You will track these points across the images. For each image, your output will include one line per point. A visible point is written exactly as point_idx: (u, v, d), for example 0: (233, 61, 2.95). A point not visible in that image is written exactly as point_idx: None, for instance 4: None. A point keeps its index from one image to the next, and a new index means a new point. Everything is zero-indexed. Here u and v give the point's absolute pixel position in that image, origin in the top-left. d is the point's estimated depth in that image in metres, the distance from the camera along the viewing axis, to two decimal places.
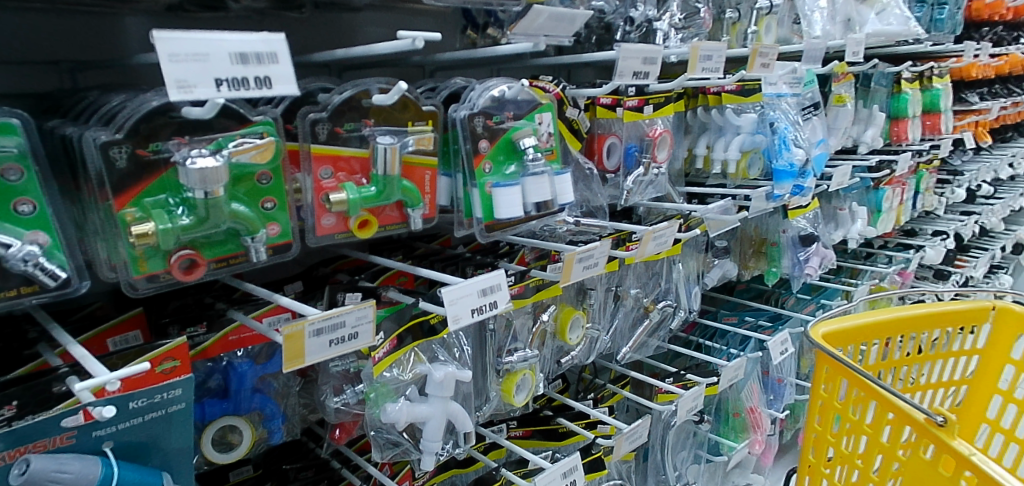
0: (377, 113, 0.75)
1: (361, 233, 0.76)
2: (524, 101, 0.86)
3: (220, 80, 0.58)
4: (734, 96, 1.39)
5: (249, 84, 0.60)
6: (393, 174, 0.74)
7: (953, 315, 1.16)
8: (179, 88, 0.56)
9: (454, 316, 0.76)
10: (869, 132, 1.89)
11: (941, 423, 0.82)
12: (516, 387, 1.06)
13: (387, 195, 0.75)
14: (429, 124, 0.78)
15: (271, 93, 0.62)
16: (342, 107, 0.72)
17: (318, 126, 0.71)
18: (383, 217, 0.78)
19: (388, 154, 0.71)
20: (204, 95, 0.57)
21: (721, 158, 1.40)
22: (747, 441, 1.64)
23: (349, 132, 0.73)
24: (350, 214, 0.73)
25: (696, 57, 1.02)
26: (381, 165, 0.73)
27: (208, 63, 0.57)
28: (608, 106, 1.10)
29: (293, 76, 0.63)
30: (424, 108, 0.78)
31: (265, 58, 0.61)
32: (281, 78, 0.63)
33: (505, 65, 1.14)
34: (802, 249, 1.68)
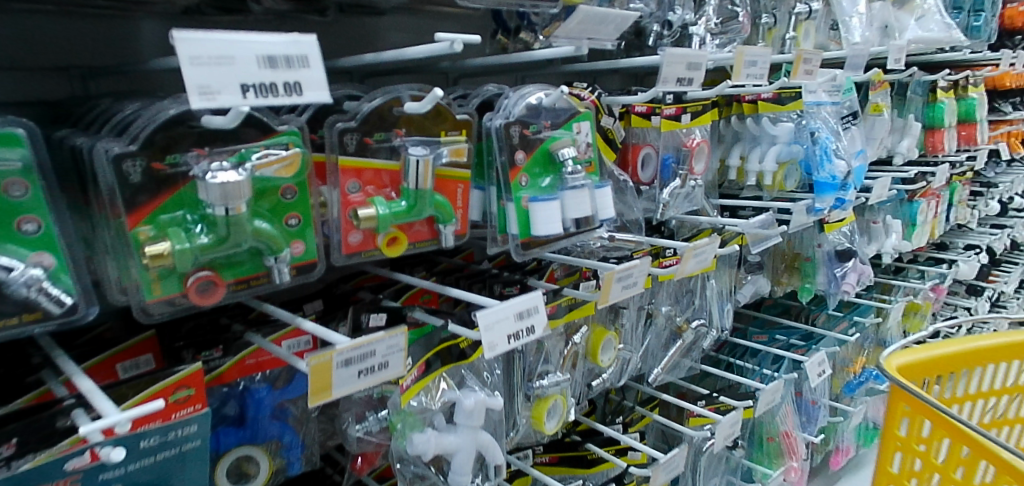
0: (409, 123, 0.69)
1: (390, 252, 0.70)
2: (562, 108, 0.80)
3: (247, 86, 0.53)
4: (771, 104, 1.34)
5: (277, 90, 0.55)
6: (426, 188, 0.68)
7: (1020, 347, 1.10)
8: (202, 94, 0.50)
9: (491, 343, 0.70)
10: (904, 142, 1.81)
11: None
12: (547, 413, 0.99)
13: (420, 210, 0.69)
14: (463, 134, 0.73)
15: (301, 99, 0.57)
16: (372, 116, 0.66)
17: (346, 137, 0.65)
18: (413, 234, 0.72)
19: (421, 167, 0.66)
20: (229, 103, 0.52)
21: (756, 170, 1.34)
22: (782, 467, 1.57)
23: (380, 143, 0.68)
24: (379, 231, 0.68)
25: (741, 63, 0.95)
26: (414, 178, 0.67)
27: (233, 67, 0.52)
28: (643, 114, 1.03)
29: (325, 81, 0.58)
30: (458, 116, 0.72)
31: (295, 62, 0.56)
32: (311, 83, 0.57)
33: (533, 71, 1.08)
34: (839, 265, 1.61)
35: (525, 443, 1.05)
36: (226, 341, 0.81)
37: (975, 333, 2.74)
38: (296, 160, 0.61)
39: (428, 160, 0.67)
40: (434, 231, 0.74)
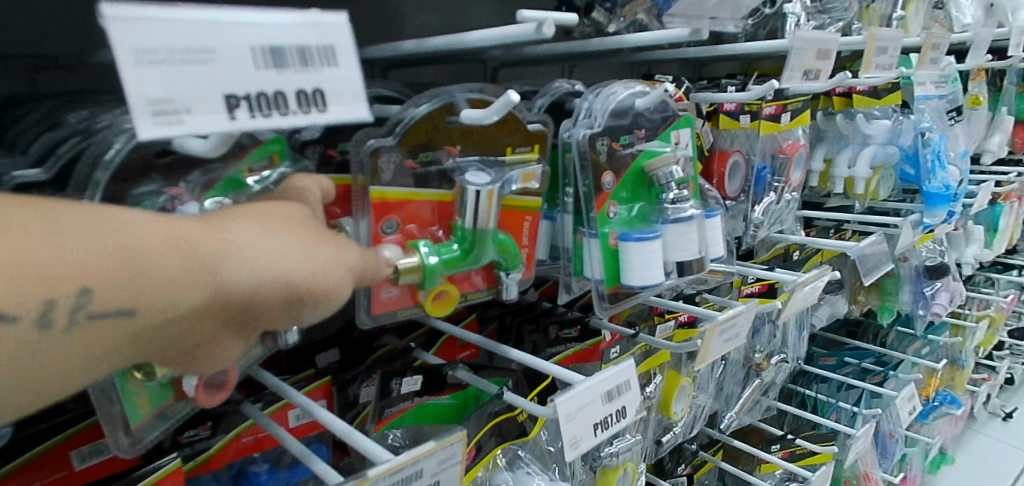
0: (467, 135, 0.51)
1: (435, 311, 0.51)
2: (658, 110, 0.60)
3: (235, 98, 0.32)
4: (867, 98, 1.12)
5: (288, 102, 0.34)
6: (490, 228, 0.49)
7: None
8: (156, 115, 0.29)
9: (573, 438, 0.52)
10: (995, 138, 1.57)
11: None
12: (617, 484, 0.80)
13: (480, 258, 0.50)
14: (534, 151, 0.54)
15: (323, 117, 0.35)
16: (416, 127, 0.48)
17: (382, 158, 0.47)
18: (465, 284, 0.53)
19: (484, 201, 0.48)
20: (204, 127, 0.31)
21: (845, 176, 1.13)
22: None
23: (427, 165, 0.49)
24: (422, 287, 0.48)
25: (873, 50, 0.75)
26: (474, 215, 0.48)
27: (211, 67, 0.31)
28: (733, 112, 0.83)
29: (361, 87, 0.37)
30: (530, 126, 0.54)
31: (314, 57, 0.35)
32: (341, 90, 0.36)
33: (593, 59, 0.88)
34: (929, 283, 1.39)
35: None
36: (217, 415, 0.61)
37: None
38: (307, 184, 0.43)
39: (495, 188, 0.48)
40: (494, 279, 0.55)
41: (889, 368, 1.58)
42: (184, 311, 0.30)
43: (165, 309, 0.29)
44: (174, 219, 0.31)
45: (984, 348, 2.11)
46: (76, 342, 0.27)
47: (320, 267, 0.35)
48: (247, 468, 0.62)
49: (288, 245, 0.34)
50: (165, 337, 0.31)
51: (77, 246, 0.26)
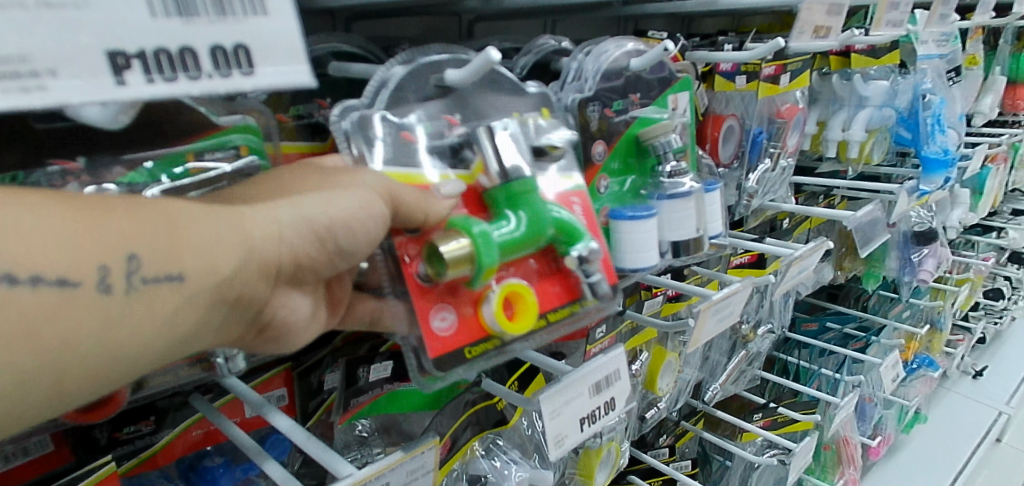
0: (464, 103, 0.46)
1: (513, 327, 0.44)
2: (656, 71, 0.55)
3: (122, 54, 0.26)
4: (865, 57, 1.07)
5: (199, 62, 0.28)
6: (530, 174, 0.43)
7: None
8: (4, 75, 0.23)
9: (560, 435, 0.47)
10: (988, 100, 1.53)
11: None
12: (600, 465, 0.77)
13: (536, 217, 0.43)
14: (546, 113, 0.48)
15: (248, 80, 0.30)
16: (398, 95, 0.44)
17: (370, 126, 0.42)
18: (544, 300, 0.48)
19: (503, 142, 0.43)
20: (79, 91, 0.25)
21: (837, 139, 1.08)
22: (838, 480, 1.36)
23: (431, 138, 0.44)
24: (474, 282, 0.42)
25: (884, 5, 0.69)
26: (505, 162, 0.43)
27: (90, 12, 0.25)
28: (728, 74, 0.78)
29: (297, 44, 0.31)
30: (531, 88, 0.49)
31: (240, 4, 0.29)
32: (268, 48, 0.30)
33: (580, 13, 0.80)
34: (915, 249, 1.37)
35: None
36: (162, 409, 0.56)
37: (1013, 304, 2.54)
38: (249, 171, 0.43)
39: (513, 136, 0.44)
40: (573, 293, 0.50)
41: (871, 333, 1.56)
42: (228, 274, 0.31)
43: (213, 271, 0.30)
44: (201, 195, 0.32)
45: (962, 310, 2.11)
46: (136, 309, 0.28)
47: (342, 210, 0.36)
48: (200, 463, 0.57)
49: (315, 200, 0.35)
50: (219, 301, 0.31)
51: (114, 220, 0.28)
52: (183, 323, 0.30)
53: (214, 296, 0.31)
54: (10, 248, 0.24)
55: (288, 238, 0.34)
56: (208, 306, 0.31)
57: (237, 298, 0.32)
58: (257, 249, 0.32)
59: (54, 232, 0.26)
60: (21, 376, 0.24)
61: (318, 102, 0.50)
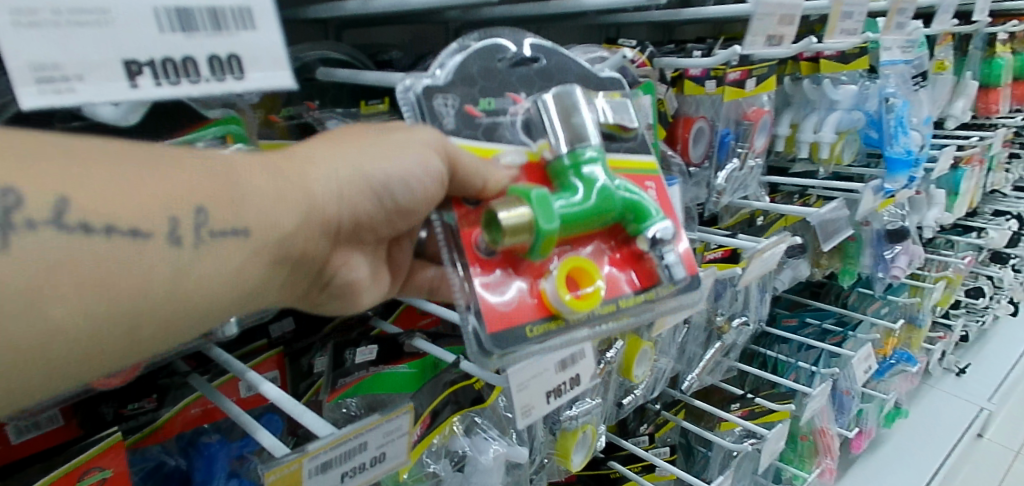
0: (529, 86, 0.56)
1: (579, 306, 0.49)
2: (618, 76, 0.60)
3: (136, 63, 0.33)
4: (834, 63, 1.12)
5: (198, 69, 0.35)
6: (591, 145, 0.51)
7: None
8: (45, 79, 0.30)
9: (526, 406, 0.52)
10: (960, 104, 1.59)
11: None
12: (575, 447, 0.81)
13: (599, 186, 0.50)
14: (614, 94, 0.58)
15: (239, 82, 0.37)
16: (464, 68, 0.53)
17: (436, 97, 0.51)
18: (614, 287, 0.54)
19: (563, 120, 0.51)
20: (102, 91, 0.32)
21: (810, 141, 1.13)
22: (816, 469, 1.40)
23: (492, 111, 0.53)
24: (535, 251, 0.47)
25: (838, 15, 0.74)
26: (568, 136, 0.51)
27: (109, 28, 0.32)
28: (698, 79, 0.83)
29: (281, 52, 0.38)
30: (601, 74, 0.59)
31: (231, 20, 0.36)
32: (256, 57, 0.37)
33: (559, 22, 0.86)
34: (888, 246, 1.42)
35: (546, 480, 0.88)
36: (163, 387, 0.62)
37: (995, 303, 2.59)
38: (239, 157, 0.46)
39: (579, 99, 0.51)
40: (646, 281, 0.55)
41: (849, 329, 1.61)
42: (287, 228, 0.39)
43: (271, 228, 0.38)
44: (271, 155, 0.40)
45: (941, 308, 2.15)
46: (205, 256, 0.36)
47: (396, 172, 0.44)
48: (198, 439, 0.60)
49: (370, 161, 0.43)
50: (284, 250, 0.40)
51: (191, 181, 0.36)
52: (248, 269, 0.39)
53: (277, 248, 0.39)
54: (87, 203, 0.32)
55: (345, 197, 0.42)
56: (272, 256, 0.40)
57: (302, 250, 0.41)
58: (316, 207, 0.40)
59: (136, 195, 0.34)
60: (115, 308, 0.33)
61: (307, 104, 0.56)
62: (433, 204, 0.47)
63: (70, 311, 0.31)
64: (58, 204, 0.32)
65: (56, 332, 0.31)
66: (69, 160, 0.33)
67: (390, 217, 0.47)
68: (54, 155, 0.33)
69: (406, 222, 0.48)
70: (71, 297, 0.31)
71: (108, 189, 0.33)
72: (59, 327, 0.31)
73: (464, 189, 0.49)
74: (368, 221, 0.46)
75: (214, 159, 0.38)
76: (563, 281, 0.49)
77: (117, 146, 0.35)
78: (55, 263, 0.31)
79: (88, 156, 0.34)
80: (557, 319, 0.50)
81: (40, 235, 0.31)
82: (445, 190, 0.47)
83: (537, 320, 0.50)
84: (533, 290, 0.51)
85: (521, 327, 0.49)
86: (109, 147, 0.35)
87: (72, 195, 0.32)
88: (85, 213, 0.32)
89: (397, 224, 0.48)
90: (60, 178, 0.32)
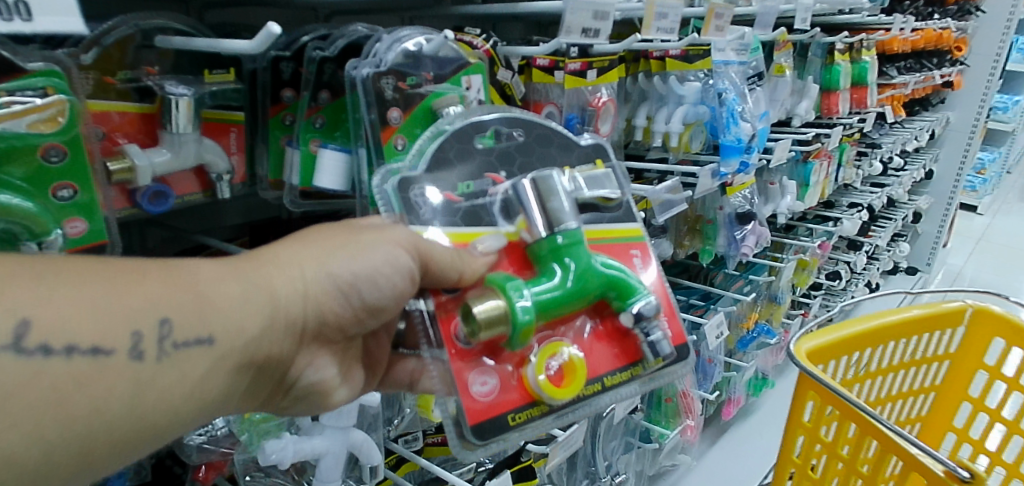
0: (508, 162, 0.69)
1: (557, 392, 0.59)
2: (448, 58, 0.73)
3: None
4: (678, 62, 1.23)
5: None
6: (568, 229, 0.61)
7: (932, 319, 0.98)
8: None
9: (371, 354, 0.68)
10: (803, 104, 1.79)
11: (966, 479, 0.61)
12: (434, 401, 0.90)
13: (574, 270, 0.60)
14: (594, 164, 0.73)
15: (31, 27, 0.44)
16: (440, 152, 0.65)
17: (411, 188, 0.62)
18: (597, 364, 0.65)
19: (538, 211, 0.61)
20: None
21: (662, 131, 1.25)
22: (678, 427, 1.55)
23: (471, 194, 0.65)
24: (514, 341, 0.57)
25: (652, 15, 0.87)
26: (546, 223, 0.61)
27: None
28: (545, 69, 0.94)
29: (73, 7, 0.45)
30: (583, 143, 0.73)
31: None
32: (49, 6, 0.44)
33: (423, 11, 0.95)
34: (738, 227, 1.59)
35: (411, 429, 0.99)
36: None
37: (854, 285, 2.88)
38: (60, 107, 0.52)
39: (556, 186, 0.61)
40: (631, 356, 0.67)
41: (711, 303, 1.78)
42: (253, 334, 0.50)
43: (236, 336, 0.48)
44: (241, 263, 0.51)
45: (800, 288, 2.32)
46: (166, 367, 0.45)
47: (361, 270, 0.55)
48: None
49: (339, 263, 0.55)
50: (252, 354, 0.51)
51: (155, 295, 0.45)
52: (213, 376, 0.48)
53: (241, 353, 0.49)
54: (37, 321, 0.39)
55: (310, 295, 0.53)
56: (235, 361, 0.49)
57: (266, 352, 0.52)
58: (278, 308, 0.51)
59: (92, 312, 0.42)
60: (80, 425, 0.40)
61: (147, 68, 0.63)
62: (400, 300, 0.59)
63: (26, 438, 0.38)
64: (21, 327, 0.38)
65: (11, 460, 0.37)
66: (29, 278, 0.40)
67: (356, 315, 0.59)
68: (17, 272, 0.39)
69: (373, 319, 0.60)
70: (36, 422, 0.38)
71: (66, 305, 0.41)
72: (21, 450, 0.38)
73: (442, 281, 0.59)
74: (333, 319, 0.57)
75: (187, 276, 0.47)
76: (543, 367, 0.60)
77: (76, 266, 0.42)
78: (21, 386, 0.38)
79: (55, 278, 0.41)
80: (539, 404, 0.62)
81: (2, 359, 0.38)
82: (414, 284, 0.59)
83: (520, 406, 0.61)
84: (515, 376, 0.62)
85: (503, 414, 0.60)
86: (65, 265, 0.42)
87: (32, 316, 0.39)
88: (44, 336, 0.39)
89: (364, 320, 0.60)
90: (22, 300, 0.39)
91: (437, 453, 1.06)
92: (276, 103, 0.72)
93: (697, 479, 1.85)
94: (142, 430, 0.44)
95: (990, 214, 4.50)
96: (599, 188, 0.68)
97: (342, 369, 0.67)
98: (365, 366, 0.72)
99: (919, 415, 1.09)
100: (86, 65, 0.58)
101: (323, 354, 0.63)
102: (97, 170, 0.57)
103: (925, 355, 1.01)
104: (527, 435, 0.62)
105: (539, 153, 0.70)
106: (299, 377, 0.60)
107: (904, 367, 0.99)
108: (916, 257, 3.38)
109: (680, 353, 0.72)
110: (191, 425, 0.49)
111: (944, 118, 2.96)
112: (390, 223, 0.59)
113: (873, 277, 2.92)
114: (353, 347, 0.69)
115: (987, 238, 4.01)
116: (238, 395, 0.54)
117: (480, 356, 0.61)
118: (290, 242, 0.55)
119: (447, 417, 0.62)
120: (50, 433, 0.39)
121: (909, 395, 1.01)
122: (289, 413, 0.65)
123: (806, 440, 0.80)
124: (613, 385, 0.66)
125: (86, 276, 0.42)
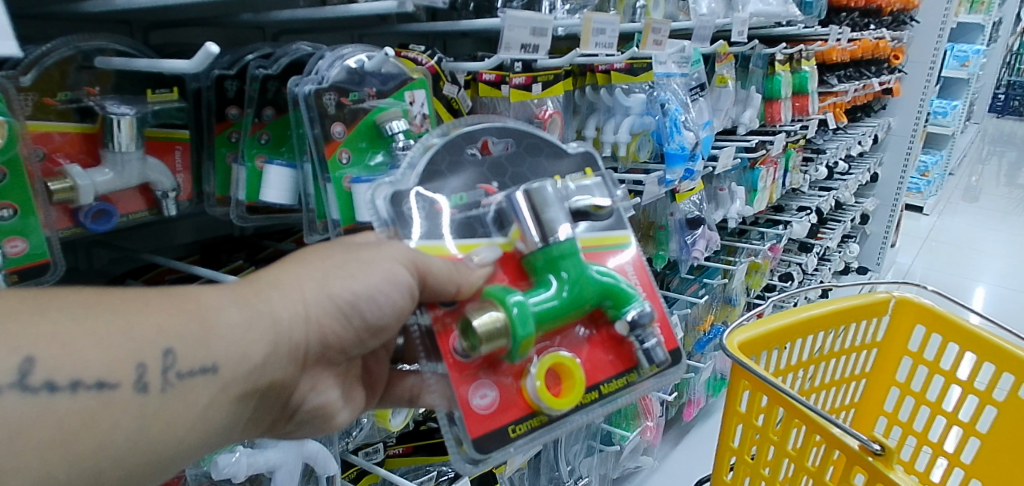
0: (503, 174, 0.70)
1: (558, 402, 0.59)
2: (389, 74, 0.75)
3: None
4: (623, 75, 1.28)
5: None
6: (563, 239, 0.61)
7: (859, 310, 1.05)
8: None
9: None
10: (747, 113, 1.84)
11: (878, 453, 0.67)
12: (392, 411, 0.91)
13: (570, 280, 0.61)
14: (586, 172, 0.74)
15: None
16: (432, 165, 0.66)
17: (404, 202, 0.63)
18: (593, 372, 0.65)
19: (529, 219, 0.61)
20: None
21: (611, 142, 1.28)
22: (638, 428, 1.58)
23: (465, 206, 0.66)
24: (514, 354, 0.57)
25: (589, 30, 0.91)
26: (540, 232, 0.61)
27: None
28: (491, 83, 0.97)
29: (11, 29, 0.47)
30: (572, 151, 0.75)
31: None
32: None
33: (369, 29, 0.97)
34: (689, 233, 1.64)
35: (370, 441, 1.00)
36: None
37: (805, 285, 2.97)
38: None
39: (550, 196, 0.62)
40: (627, 362, 0.67)
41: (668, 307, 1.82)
42: (258, 362, 0.49)
43: (240, 364, 0.48)
44: (241, 290, 0.50)
45: (753, 290, 2.37)
46: (168, 397, 0.44)
47: (365, 289, 0.55)
48: None
49: (338, 283, 0.54)
50: (257, 380, 0.50)
51: (160, 324, 0.44)
52: (219, 405, 0.48)
53: (245, 381, 0.49)
54: (32, 353, 0.39)
55: (311, 318, 0.53)
56: (240, 390, 0.49)
57: (271, 378, 0.51)
58: (281, 333, 0.50)
59: (92, 342, 0.41)
60: (86, 459, 0.40)
61: (87, 89, 0.64)
62: (400, 317, 0.58)
63: (35, 479, 0.38)
64: (24, 365, 0.38)
65: None
66: (31, 313, 0.40)
67: (358, 336, 0.57)
68: (20, 308, 0.39)
69: (375, 339, 0.59)
70: (42, 463, 0.38)
71: (68, 338, 0.41)
72: None
73: (440, 294, 0.59)
74: (336, 341, 0.56)
75: (186, 303, 0.46)
76: (541, 376, 0.59)
77: (78, 298, 0.42)
78: (27, 424, 0.38)
79: (52, 310, 0.40)
80: (539, 415, 0.61)
81: (9, 398, 0.38)
82: (414, 300, 0.57)
83: (520, 417, 0.61)
84: (515, 386, 0.61)
85: (503, 426, 0.60)
86: (54, 296, 0.41)
87: (36, 353, 0.39)
88: (49, 373, 0.39)
89: (366, 341, 0.59)
90: (24, 337, 0.39)
91: (400, 465, 1.07)
92: (220, 122, 0.74)
93: (661, 479, 1.88)
94: (149, 463, 0.44)
95: (935, 215, 4.67)
96: (591, 196, 0.68)
97: (343, 390, 0.67)
98: (366, 385, 0.72)
99: (853, 402, 1.15)
100: (25, 86, 0.59)
101: (325, 377, 0.62)
102: (38, 192, 0.58)
103: (856, 345, 1.07)
104: (527, 446, 0.61)
105: (530, 163, 0.72)
106: (303, 401, 0.60)
107: (836, 357, 1.04)
108: (865, 256, 3.50)
109: (675, 358, 0.72)
110: (198, 455, 0.48)
111: (885, 123, 3.08)
112: (385, 241, 0.59)
113: (826, 278, 2.98)
114: (353, 365, 0.69)
115: (932, 238, 4.16)
116: (245, 422, 0.54)
117: (479, 370, 0.61)
118: (289, 265, 0.54)
119: (447, 428, 0.61)
120: (58, 472, 0.39)
121: (844, 382, 1.07)
122: (295, 437, 0.65)
123: (742, 429, 0.84)
124: (610, 393, 0.66)
125: (89, 310, 0.42)
